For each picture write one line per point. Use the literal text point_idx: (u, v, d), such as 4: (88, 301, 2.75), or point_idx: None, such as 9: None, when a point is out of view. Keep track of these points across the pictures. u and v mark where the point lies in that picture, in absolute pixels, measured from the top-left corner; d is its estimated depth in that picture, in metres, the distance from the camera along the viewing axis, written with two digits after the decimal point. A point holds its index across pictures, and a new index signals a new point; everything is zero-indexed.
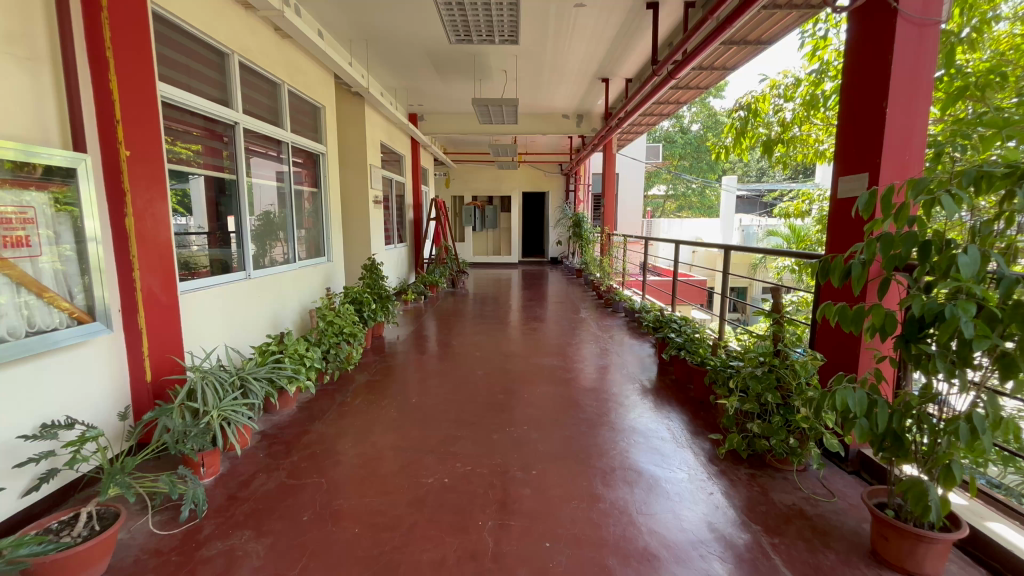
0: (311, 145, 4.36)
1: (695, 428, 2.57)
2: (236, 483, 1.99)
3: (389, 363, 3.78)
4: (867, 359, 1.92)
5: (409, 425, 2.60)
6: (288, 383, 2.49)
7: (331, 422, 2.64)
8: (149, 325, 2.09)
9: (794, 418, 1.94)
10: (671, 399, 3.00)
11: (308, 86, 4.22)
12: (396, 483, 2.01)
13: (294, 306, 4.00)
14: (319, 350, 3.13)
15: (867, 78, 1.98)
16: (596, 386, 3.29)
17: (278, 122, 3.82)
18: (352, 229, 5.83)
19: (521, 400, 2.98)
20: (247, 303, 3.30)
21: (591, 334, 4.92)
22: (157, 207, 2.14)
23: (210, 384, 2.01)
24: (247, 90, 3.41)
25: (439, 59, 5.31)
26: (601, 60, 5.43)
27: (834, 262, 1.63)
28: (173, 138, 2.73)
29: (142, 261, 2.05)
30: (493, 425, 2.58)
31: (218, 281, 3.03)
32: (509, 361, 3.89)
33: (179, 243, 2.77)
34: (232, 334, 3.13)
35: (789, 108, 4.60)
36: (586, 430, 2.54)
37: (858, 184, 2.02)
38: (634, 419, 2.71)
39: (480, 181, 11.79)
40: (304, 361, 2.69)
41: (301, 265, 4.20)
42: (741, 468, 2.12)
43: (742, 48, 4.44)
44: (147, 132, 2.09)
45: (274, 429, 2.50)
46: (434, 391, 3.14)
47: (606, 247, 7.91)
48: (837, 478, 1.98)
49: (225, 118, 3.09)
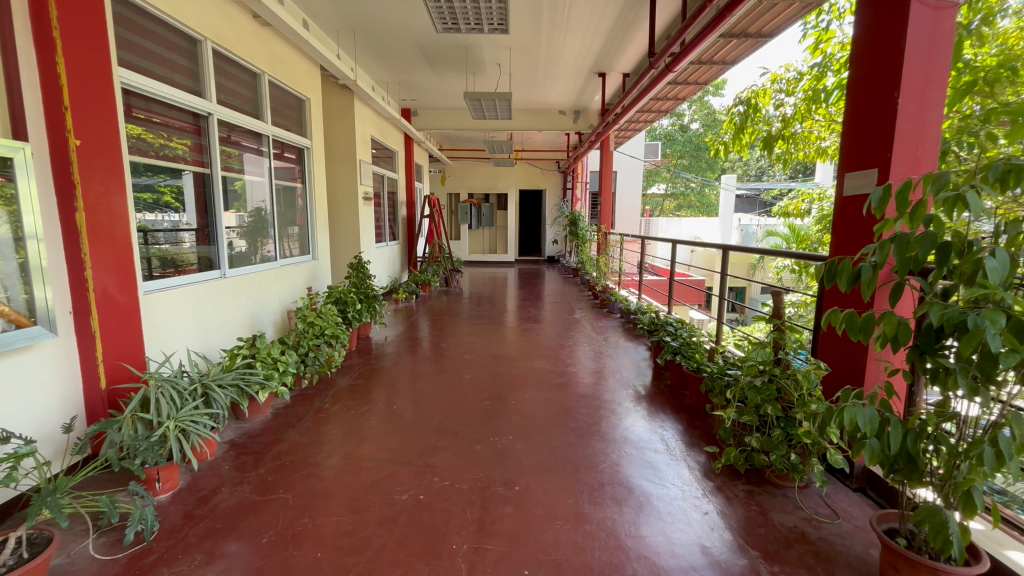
0: (296, 140, 4.21)
1: (691, 439, 2.42)
2: (194, 499, 1.84)
3: (375, 366, 3.64)
4: (876, 371, 1.78)
5: (388, 433, 2.46)
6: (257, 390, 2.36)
7: (306, 430, 2.49)
8: (103, 328, 1.95)
9: (797, 433, 1.81)
10: (666, 406, 2.87)
11: (291, 77, 4.07)
12: (367, 499, 1.87)
13: (275, 306, 3.84)
14: (297, 353, 2.99)
15: (877, 65, 1.83)
16: (588, 392, 3.15)
17: (259, 114, 3.66)
18: (341, 226, 5.67)
19: (509, 406, 2.85)
20: (223, 302, 3.15)
21: (586, 336, 4.77)
22: (112, 201, 2.00)
23: (165, 393, 1.85)
24: (222, 79, 3.22)
25: (430, 52, 5.16)
26: (598, 53, 5.29)
27: (841, 265, 1.48)
28: (170, 135, 2.78)
29: (95, 260, 1.91)
30: (476, 434, 2.45)
31: (191, 279, 2.88)
32: (499, 364, 3.75)
33: (171, 240, 2.79)
34: (207, 337, 2.98)
35: (790, 103, 4.48)
36: (575, 440, 2.41)
37: (866, 180, 1.87)
38: (627, 429, 2.57)
39: (477, 179, 11.65)
40: (278, 365, 2.55)
41: (283, 263, 4.04)
42: (738, 484, 1.98)
43: (742, 42, 4.30)
44: (101, 119, 1.95)
45: (244, 438, 2.36)
46: (418, 396, 3.00)
47: (603, 246, 7.77)
48: (841, 497, 1.85)
49: (199, 109, 2.93)
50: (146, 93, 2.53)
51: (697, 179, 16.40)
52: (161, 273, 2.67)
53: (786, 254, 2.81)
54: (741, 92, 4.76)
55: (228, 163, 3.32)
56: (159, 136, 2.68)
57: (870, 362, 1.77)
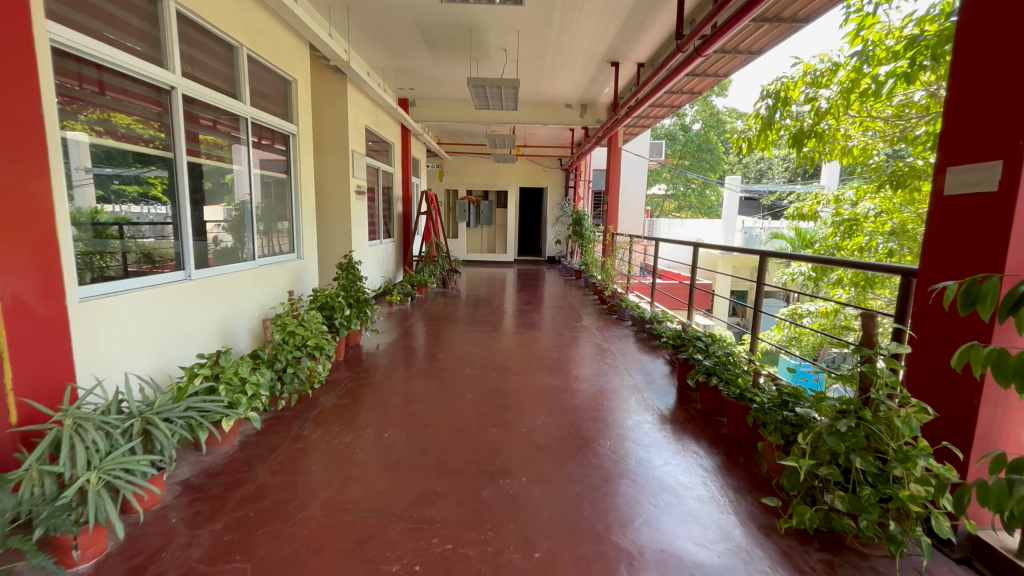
0: (279, 124, 3.77)
1: (740, 483, 2.03)
2: (124, 570, 1.43)
3: (363, 381, 3.22)
4: (991, 418, 1.41)
5: (377, 473, 2.05)
6: (215, 421, 1.92)
7: (279, 467, 2.08)
8: (18, 347, 1.54)
9: (897, 494, 1.42)
10: (700, 436, 2.48)
11: (275, 54, 3.64)
12: (348, 572, 1.47)
13: (252, 312, 3.40)
14: (272, 370, 2.58)
15: (1002, 28, 1.45)
16: (606, 415, 2.75)
17: (236, 94, 3.24)
18: (331, 222, 5.24)
19: (518, 434, 2.44)
20: (190, 308, 2.71)
21: (594, 346, 4.38)
22: (30, 186, 1.59)
23: (86, 436, 1.43)
24: (190, 49, 2.78)
25: (432, 34, 4.76)
26: (612, 40, 4.87)
27: (987, 286, 1.03)
28: (138, 117, 2.43)
29: (6, 260, 1.50)
30: (482, 475, 2.04)
31: (151, 281, 2.45)
32: (503, 379, 3.34)
33: (154, 233, 2.54)
34: (168, 348, 2.54)
35: (826, 95, 4.03)
36: (602, 483, 2.01)
37: (984, 175, 1.49)
38: (659, 466, 2.17)
39: (475, 175, 11.25)
40: (247, 388, 2.14)
41: (264, 263, 3.61)
42: (812, 551, 1.59)
43: (774, 27, 3.91)
44: (17, 82, 1.54)
45: (201, 477, 1.94)
46: (412, 421, 2.58)
47: (610, 248, 7.38)
48: (946, 572, 1.47)
49: (161, 82, 2.50)
50: (122, 69, 2.27)
51: (700, 179, 16.05)
52: (136, 269, 2.37)
53: (826, 261, 2.41)
54: (769, 83, 4.33)
55: (214, 151, 3.04)
56: (110, 113, 2.26)
57: (985, 405, 1.40)
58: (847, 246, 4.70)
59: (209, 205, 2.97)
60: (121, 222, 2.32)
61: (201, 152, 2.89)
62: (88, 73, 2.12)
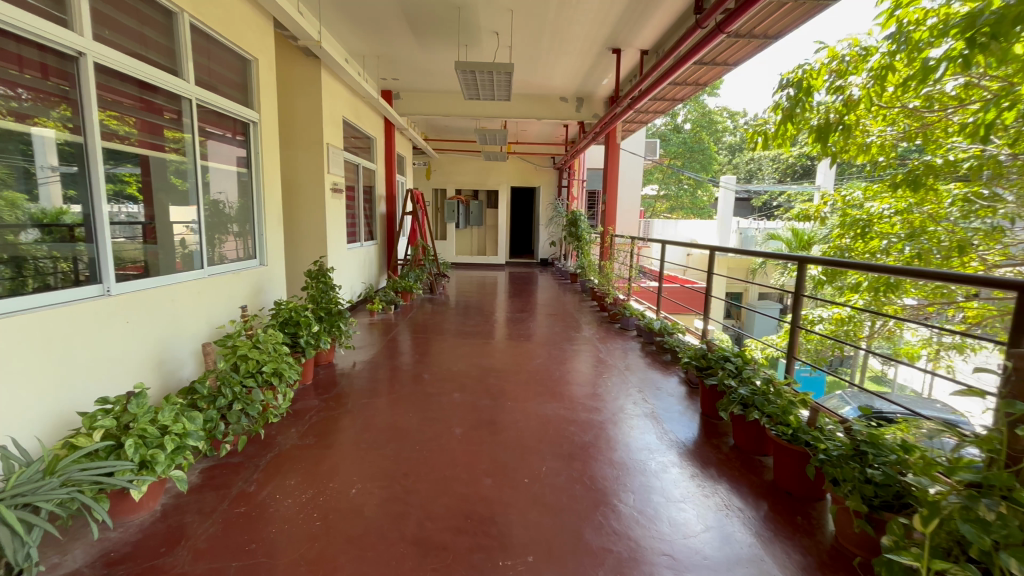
0: (235, 108, 3.23)
1: (806, 559, 1.58)
2: None
3: (333, 411, 2.73)
4: None
5: (339, 552, 1.56)
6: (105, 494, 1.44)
7: (208, 545, 1.58)
8: None
9: None
10: (743, 485, 2.03)
11: (230, 28, 3.12)
12: None
13: (198, 330, 2.87)
14: (214, 409, 2.07)
15: None
16: (623, 456, 2.28)
17: (178, 71, 2.71)
18: (304, 223, 4.72)
19: (520, 488, 1.97)
20: (110, 333, 2.18)
21: (598, 361, 3.92)
22: None
23: None
24: (115, 12, 2.25)
25: (415, 14, 4.25)
26: (615, 22, 4.39)
27: None
28: (40, 94, 1.92)
29: None
30: (476, 554, 1.57)
31: (54, 300, 1.92)
32: (498, 407, 2.87)
33: (88, 236, 2.13)
34: (76, 386, 2.00)
35: (857, 83, 3.66)
36: (630, 564, 1.54)
37: None
38: (701, 536, 1.70)
39: (464, 174, 10.77)
40: (168, 442, 1.63)
41: (216, 271, 3.09)
42: None
43: (799, 6, 3.41)
44: None
45: (96, 567, 1.45)
46: (388, 469, 2.09)
47: (607, 249, 6.94)
48: None
49: (63, 46, 1.94)
50: (61, 48, 1.95)
51: (692, 179, 15.72)
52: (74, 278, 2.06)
53: (867, 266, 1.98)
54: (788, 71, 3.87)
55: (169, 144, 2.72)
56: (26, 101, 1.85)
57: None
58: (858, 249, 4.28)
59: (177, 203, 2.79)
60: (73, 224, 2.08)
61: (164, 146, 2.67)
62: (28, 54, 1.84)
